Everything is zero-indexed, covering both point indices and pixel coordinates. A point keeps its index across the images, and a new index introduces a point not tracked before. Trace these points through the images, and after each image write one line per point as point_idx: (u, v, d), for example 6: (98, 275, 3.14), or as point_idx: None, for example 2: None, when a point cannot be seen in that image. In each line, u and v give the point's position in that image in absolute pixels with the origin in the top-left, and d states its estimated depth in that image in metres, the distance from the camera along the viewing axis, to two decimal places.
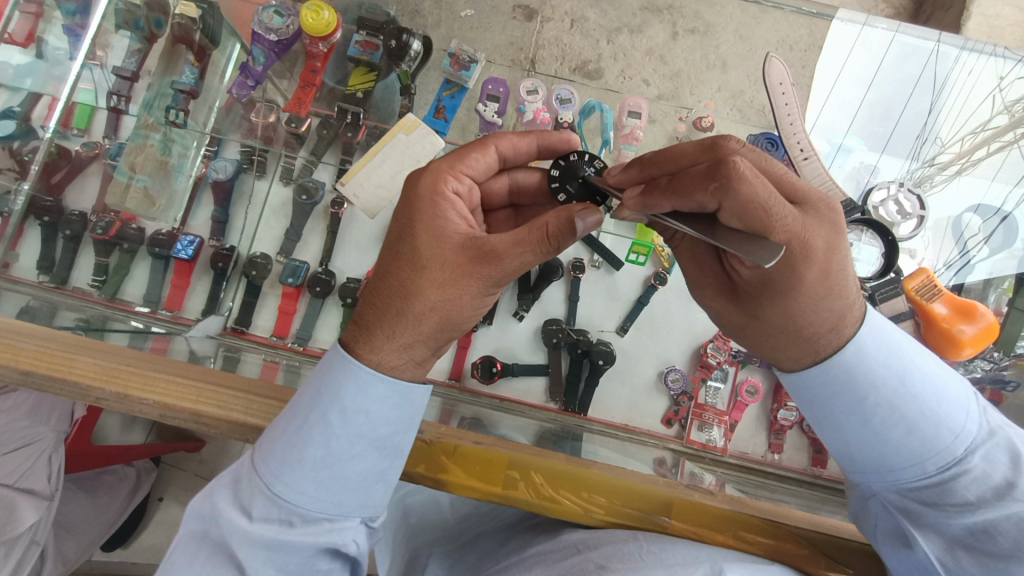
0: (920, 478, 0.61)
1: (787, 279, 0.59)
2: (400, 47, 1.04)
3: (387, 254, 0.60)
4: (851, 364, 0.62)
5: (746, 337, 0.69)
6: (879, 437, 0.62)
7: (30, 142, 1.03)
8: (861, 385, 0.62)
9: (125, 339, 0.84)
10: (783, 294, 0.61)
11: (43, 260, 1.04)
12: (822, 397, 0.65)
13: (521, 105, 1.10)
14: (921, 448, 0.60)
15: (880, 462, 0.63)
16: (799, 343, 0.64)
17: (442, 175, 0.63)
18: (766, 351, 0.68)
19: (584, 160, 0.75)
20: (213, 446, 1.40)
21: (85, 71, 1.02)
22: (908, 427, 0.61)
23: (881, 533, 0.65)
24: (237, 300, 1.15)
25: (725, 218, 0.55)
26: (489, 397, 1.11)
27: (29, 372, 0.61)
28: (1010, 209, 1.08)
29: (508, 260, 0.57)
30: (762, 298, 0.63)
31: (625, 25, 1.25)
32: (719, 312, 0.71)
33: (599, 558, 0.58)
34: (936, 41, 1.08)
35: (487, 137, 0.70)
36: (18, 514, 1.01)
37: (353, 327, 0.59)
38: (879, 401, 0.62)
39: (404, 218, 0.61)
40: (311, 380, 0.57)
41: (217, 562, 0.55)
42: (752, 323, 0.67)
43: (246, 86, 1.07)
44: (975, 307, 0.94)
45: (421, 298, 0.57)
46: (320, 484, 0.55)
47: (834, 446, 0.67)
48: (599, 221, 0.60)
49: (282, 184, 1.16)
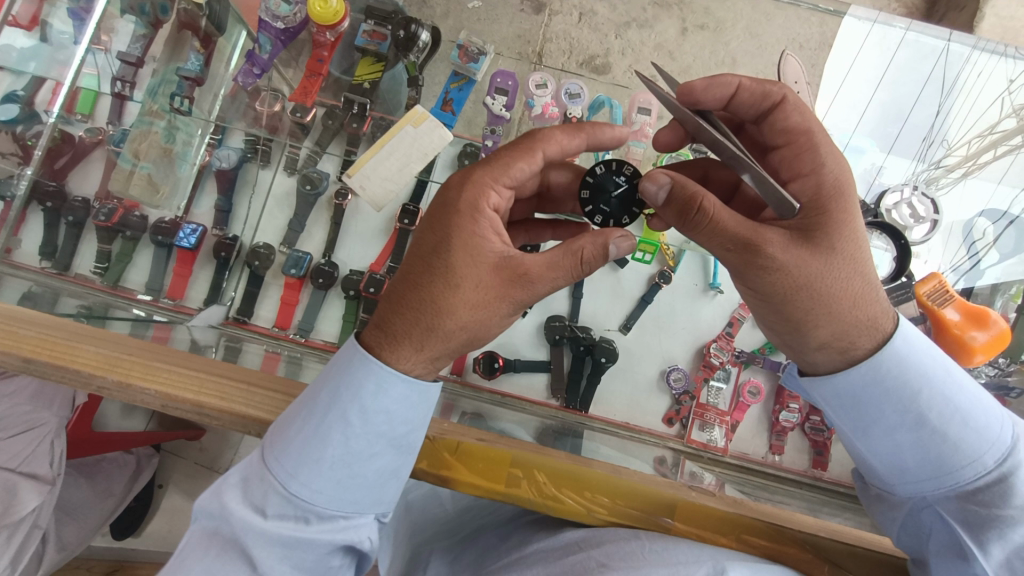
0: (980, 475, 0.59)
1: (842, 178, 0.60)
2: (408, 37, 1.01)
3: (420, 262, 0.57)
4: (903, 354, 0.60)
5: (826, 288, 0.57)
6: (937, 432, 0.59)
7: (33, 126, 0.99)
8: (914, 379, 0.60)
9: (126, 327, 0.83)
10: (843, 198, 0.59)
11: (46, 246, 1.04)
12: (873, 397, 0.61)
13: (530, 99, 1.08)
14: (976, 441, 0.59)
15: (940, 461, 0.60)
16: (869, 279, 0.59)
17: (486, 187, 0.59)
18: (845, 309, 0.58)
19: (609, 171, 0.73)
20: (214, 435, 1.39)
21: (89, 56, 0.97)
22: (962, 419, 0.59)
23: (935, 545, 0.61)
24: (239, 290, 1.15)
25: (784, 112, 0.65)
26: (490, 392, 1.11)
27: (30, 360, 0.60)
28: (1017, 213, 1.07)
29: (540, 284, 0.57)
30: (829, 209, 0.59)
31: (634, 20, 1.24)
32: (791, 263, 0.56)
33: (601, 556, 0.58)
34: (947, 40, 1.07)
35: (534, 138, 0.64)
36: (19, 498, 1.01)
37: (376, 332, 0.57)
38: (932, 396, 0.60)
39: (441, 229, 0.58)
40: (329, 377, 0.56)
41: (229, 559, 0.54)
42: (831, 262, 0.57)
43: (251, 74, 1.03)
44: (987, 314, 0.92)
45: (453, 316, 0.55)
46: (339, 483, 0.55)
47: (884, 454, 0.63)
48: (633, 248, 0.62)
49: (286, 174, 1.16)
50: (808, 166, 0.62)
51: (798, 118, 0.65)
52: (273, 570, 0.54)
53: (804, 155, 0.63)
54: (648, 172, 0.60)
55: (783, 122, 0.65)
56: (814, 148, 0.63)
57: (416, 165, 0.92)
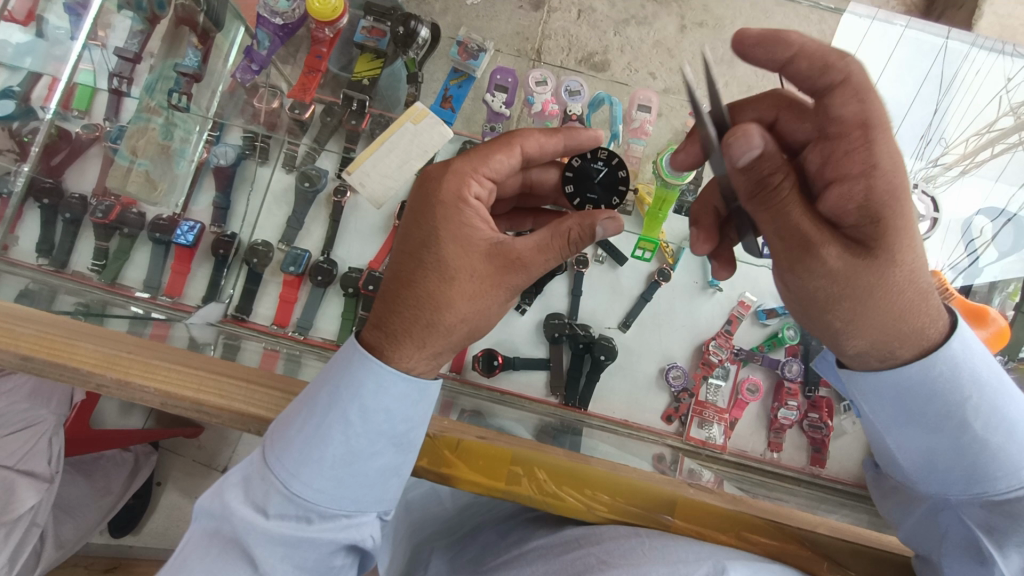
0: (1015, 487, 0.56)
1: (895, 178, 0.55)
2: (407, 34, 1.01)
3: (410, 258, 0.57)
4: (958, 356, 0.57)
5: (881, 300, 0.54)
6: (979, 439, 0.57)
7: (30, 122, 0.99)
8: (965, 384, 0.57)
9: (124, 325, 0.83)
10: (898, 201, 0.55)
11: (43, 243, 1.03)
12: (921, 395, 0.58)
13: (530, 96, 1.07)
14: (1017, 454, 0.57)
15: (977, 467, 0.57)
16: (918, 289, 0.55)
17: (467, 178, 0.59)
18: (890, 318, 0.55)
19: (586, 159, 0.77)
20: (212, 433, 1.39)
21: (86, 51, 1.01)
22: (1007, 430, 0.57)
23: (949, 545, 0.60)
24: (238, 288, 1.15)
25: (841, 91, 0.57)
26: (489, 389, 1.11)
27: (29, 357, 0.60)
28: (1014, 211, 1.07)
29: (532, 268, 0.58)
30: (883, 216, 0.54)
31: (633, 17, 1.22)
32: (844, 272, 0.54)
33: (601, 553, 0.58)
34: (945, 37, 1.09)
35: (512, 133, 0.64)
36: (17, 496, 1.01)
37: (374, 331, 0.56)
38: (980, 403, 0.57)
39: (426, 225, 0.58)
40: (327, 377, 0.55)
41: (231, 558, 0.54)
42: (878, 272, 0.54)
43: (250, 71, 1.04)
44: (987, 311, 0.93)
45: (452, 310, 0.55)
46: (341, 482, 0.55)
47: (917, 449, 0.61)
48: (619, 229, 0.62)
49: (285, 172, 1.15)
50: (859, 165, 0.55)
51: (856, 106, 0.57)
52: (275, 570, 0.54)
53: (854, 152, 0.56)
54: (742, 125, 0.49)
55: (840, 108, 0.57)
56: (870, 144, 0.56)
57: (416, 163, 0.92)
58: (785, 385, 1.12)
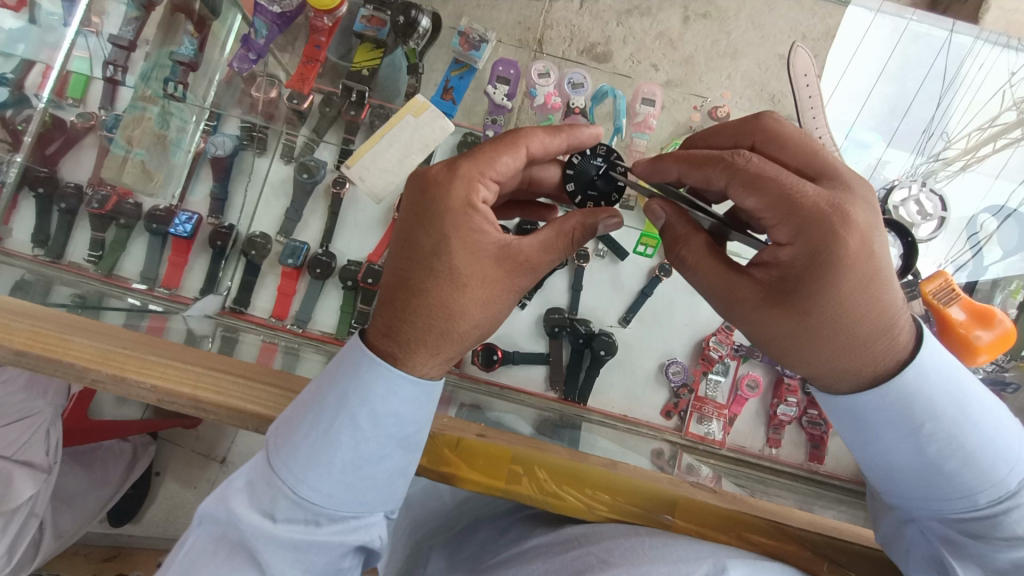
0: (969, 509, 0.55)
1: (827, 239, 0.50)
2: (407, 23, 0.99)
3: (417, 267, 0.55)
4: (915, 385, 0.54)
5: (811, 347, 0.53)
6: (935, 464, 0.55)
7: (23, 111, 0.98)
8: (921, 412, 0.55)
9: (121, 317, 0.82)
10: (835, 259, 0.50)
11: (38, 233, 1.01)
12: (877, 420, 0.56)
13: (532, 88, 1.05)
14: (975, 481, 0.55)
15: (933, 489, 0.56)
16: (860, 335, 0.52)
17: (473, 183, 0.57)
18: (826, 359, 0.54)
19: (587, 156, 0.75)
20: (211, 424, 1.38)
21: (80, 38, 1.00)
22: (965, 458, 0.55)
23: (912, 559, 0.60)
24: (236, 280, 1.13)
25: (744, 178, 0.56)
26: (487, 383, 1.10)
27: (23, 352, 0.59)
28: (1015, 206, 1.06)
29: (539, 268, 0.58)
30: (811, 276, 0.51)
31: (636, 7, 1.18)
32: (766, 324, 0.55)
33: (601, 552, 0.57)
34: (949, 31, 1.07)
35: (517, 133, 0.61)
36: (15, 487, 1.00)
37: (385, 339, 0.55)
38: (936, 430, 0.55)
39: (433, 231, 0.56)
40: (332, 380, 0.55)
41: (237, 563, 0.53)
42: (807, 327, 0.52)
43: (247, 60, 1.04)
44: (993, 313, 0.92)
45: (466, 317, 0.55)
46: (350, 486, 0.54)
47: (877, 466, 0.60)
48: (619, 227, 0.64)
49: (282, 162, 1.14)
50: (786, 232, 0.52)
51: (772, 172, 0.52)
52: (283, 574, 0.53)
53: (781, 215, 0.52)
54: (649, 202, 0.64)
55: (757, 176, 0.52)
56: (792, 211, 0.51)
57: (417, 156, 0.90)
58: (785, 381, 1.11)
